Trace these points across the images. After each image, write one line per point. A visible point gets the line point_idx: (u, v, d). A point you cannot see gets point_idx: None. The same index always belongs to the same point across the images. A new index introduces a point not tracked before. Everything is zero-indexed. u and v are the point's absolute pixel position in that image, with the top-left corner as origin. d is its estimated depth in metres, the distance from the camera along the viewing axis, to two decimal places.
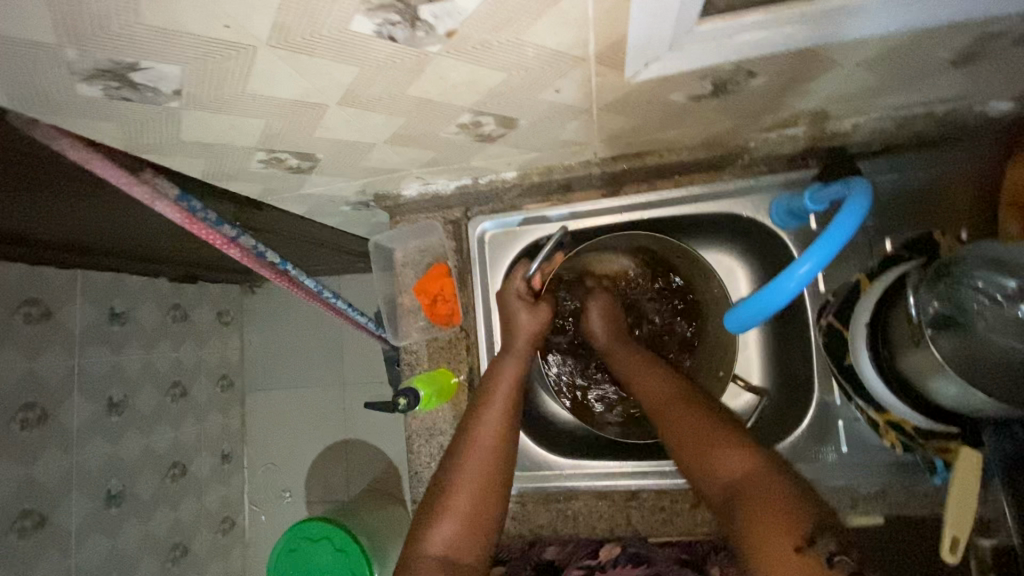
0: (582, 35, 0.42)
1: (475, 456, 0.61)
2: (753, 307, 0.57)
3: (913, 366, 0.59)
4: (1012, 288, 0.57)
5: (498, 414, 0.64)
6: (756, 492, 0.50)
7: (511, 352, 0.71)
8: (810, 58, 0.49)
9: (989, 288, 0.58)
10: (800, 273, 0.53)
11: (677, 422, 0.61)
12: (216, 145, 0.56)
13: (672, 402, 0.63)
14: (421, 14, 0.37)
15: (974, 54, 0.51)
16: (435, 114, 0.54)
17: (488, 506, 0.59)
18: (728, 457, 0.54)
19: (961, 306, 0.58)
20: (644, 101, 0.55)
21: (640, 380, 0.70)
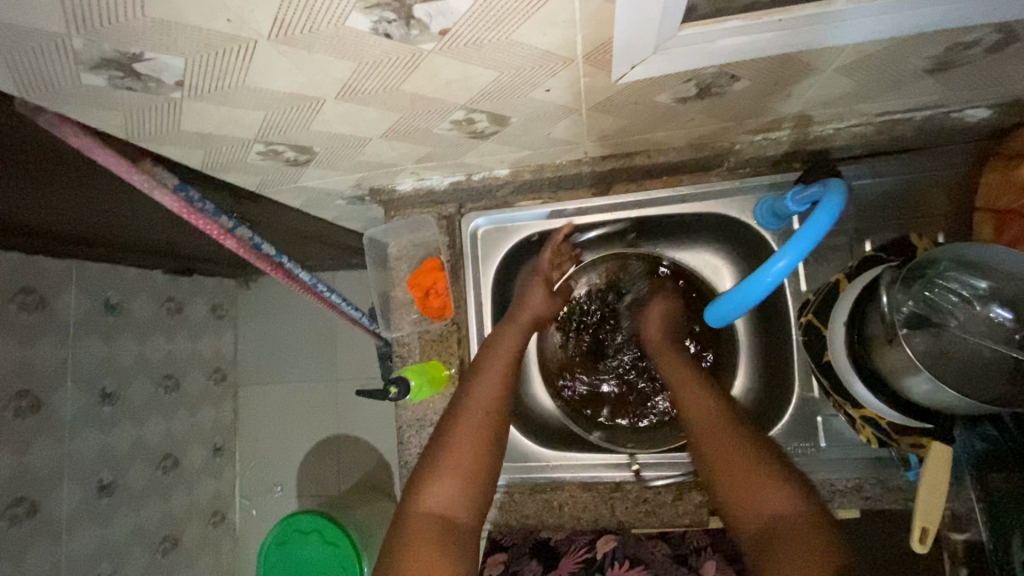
0: (569, 36, 0.44)
1: (475, 411, 0.65)
2: (732, 301, 0.59)
3: (888, 363, 0.61)
4: (983, 290, 0.61)
5: (497, 379, 0.68)
6: (797, 538, 0.51)
7: (513, 323, 0.76)
8: (789, 63, 0.51)
9: (962, 289, 0.62)
10: (780, 266, 0.56)
11: (727, 456, 0.60)
12: (215, 136, 0.57)
13: (719, 425, 0.63)
14: (415, 13, 0.39)
15: (947, 63, 0.54)
16: (428, 110, 0.55)
17: (486, 465, 0.62)
18: (775, 499, 0.55)
19: (938, 308, 0.62)
20: (632, 101, 0.57)
21: (687, 394, 0.69)
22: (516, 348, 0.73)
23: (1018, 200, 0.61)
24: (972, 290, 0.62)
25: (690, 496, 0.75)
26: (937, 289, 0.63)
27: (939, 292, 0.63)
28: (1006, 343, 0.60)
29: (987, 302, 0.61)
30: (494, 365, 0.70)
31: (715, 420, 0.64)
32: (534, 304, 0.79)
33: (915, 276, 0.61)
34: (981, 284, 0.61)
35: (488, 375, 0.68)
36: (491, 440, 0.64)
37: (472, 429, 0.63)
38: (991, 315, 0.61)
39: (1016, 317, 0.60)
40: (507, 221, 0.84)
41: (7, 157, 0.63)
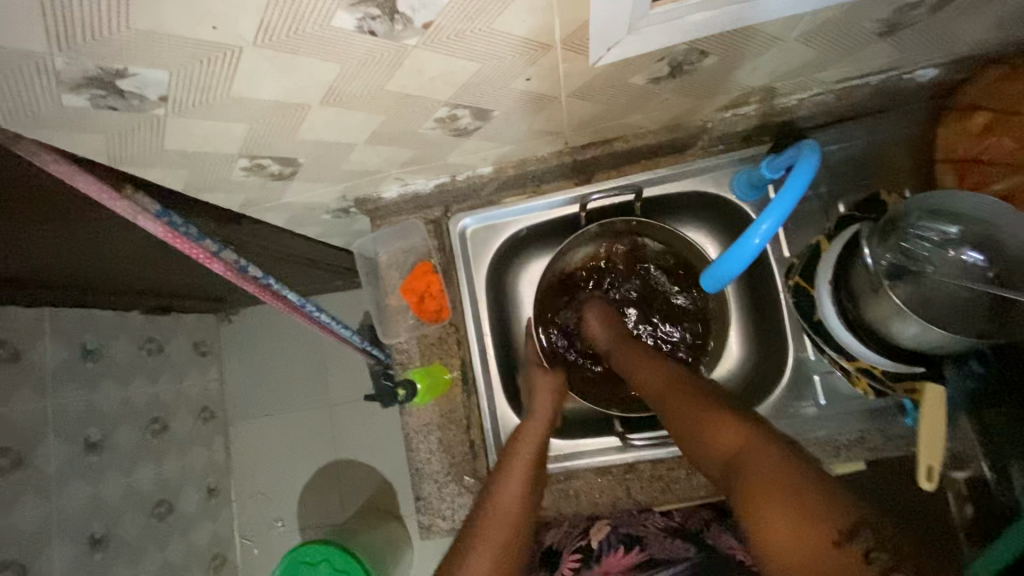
0: (547, 22, 0.45)
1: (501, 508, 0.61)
2: (719, 271, 0.62)
3: (875, 313, 0.63)
4: (955, 233, 0.65)
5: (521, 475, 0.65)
6: (757, 452, 0.52)
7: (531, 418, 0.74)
8: (753, 35, 0.54)
9: (936, 236, 0.65)
10: (763, 229, 0.57)
11: (679, 408, 0.63)
12: (199, 153, 0.57)
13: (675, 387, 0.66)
14: (399, 7, 0.40)
15: (896, 25, 0.57)
16: (412, 108, 0.56)
17: (526, 523, 0.61)
18: (724, 428, 0.57)
19: (918, 256, 0.66)
20: (608, 86, 0.59)
21: (642, 372, 0.72)
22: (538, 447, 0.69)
23: (976, 147, 0.65)
24: (944, 236, 0.65)
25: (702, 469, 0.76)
26: (912, 239, 0.66)
27: (914, 241, 0.66)
28: (981, 282, 0.63)
29: (959, 246, 0.64)
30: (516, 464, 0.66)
31: (666, 381, 0.68)
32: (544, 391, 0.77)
33: (888, 229, 0.64)
34: (952, 229, 0.65)
35: (512, 477, 0.64)
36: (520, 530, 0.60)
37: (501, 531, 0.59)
38: (964, 259, 0.64)
39: (985, 259, 0.64)
40: (494, 219, 0.84)
41: None
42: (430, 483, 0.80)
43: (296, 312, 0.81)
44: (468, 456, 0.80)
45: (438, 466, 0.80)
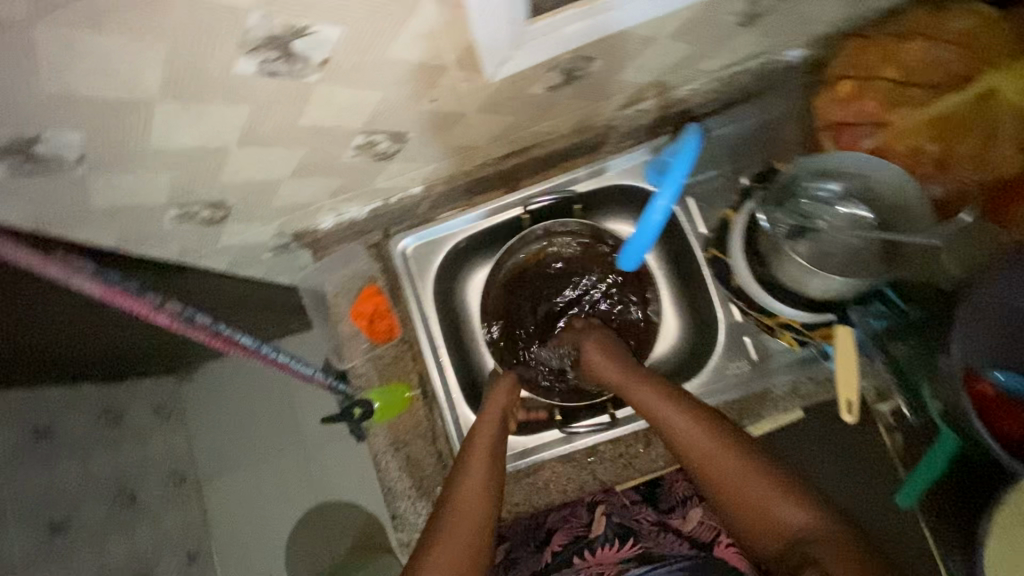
0: (438, 46, 0.50)
1: (460, 507, 0.62)
2: (634, 250, 0.68)
3: (784, 271, 0.71)
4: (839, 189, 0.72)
5: (479, 473, 0.66)
6: (832, 549, 0.54)
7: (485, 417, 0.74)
8: (630, 37, 0.60)
9: (825, 194, 0.72)
10: (661, 206, 0.63)
11: (731, 479, 0.61)
12: (127, 207, 0.59)
13: (718, 447, 0.63)
14: (295, 48, 0.44)
15: (753, 14, 0.65)
16: (329, 139, 0.60)
17: (483, 519, 0.62)
18: (789, 513, 0.58)
19: (814, 213, 0.72)
20: (510, 97, 0.64)
21: (672, 421, 0.67)
22: (492, 444, 0.70)
23: (845, 112, 0.72)
24: (831, 192, 0.72)
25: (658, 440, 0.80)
26: (806, 201, 0.72)
27: (807, 202, 0.72)
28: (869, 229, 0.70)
29: (844, 200, 0.71)
30: (473, 460, 0.67)
31: (705, 439, 0.64)
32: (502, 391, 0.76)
33: (784, 196, 0.73)
34: (837, 186, 0.71)
35: (470, 477, 0.65)
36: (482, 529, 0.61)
37: (463, 533, 0.60)
38: (852, 212, 0.71)
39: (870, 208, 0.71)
40: (432, 236, 0.87)
41: None
42: (404, 500, 0.81)
43: (249, 354, 0.78)
44: (437, 466, 0.82)
45: (410, 481, 0.82)
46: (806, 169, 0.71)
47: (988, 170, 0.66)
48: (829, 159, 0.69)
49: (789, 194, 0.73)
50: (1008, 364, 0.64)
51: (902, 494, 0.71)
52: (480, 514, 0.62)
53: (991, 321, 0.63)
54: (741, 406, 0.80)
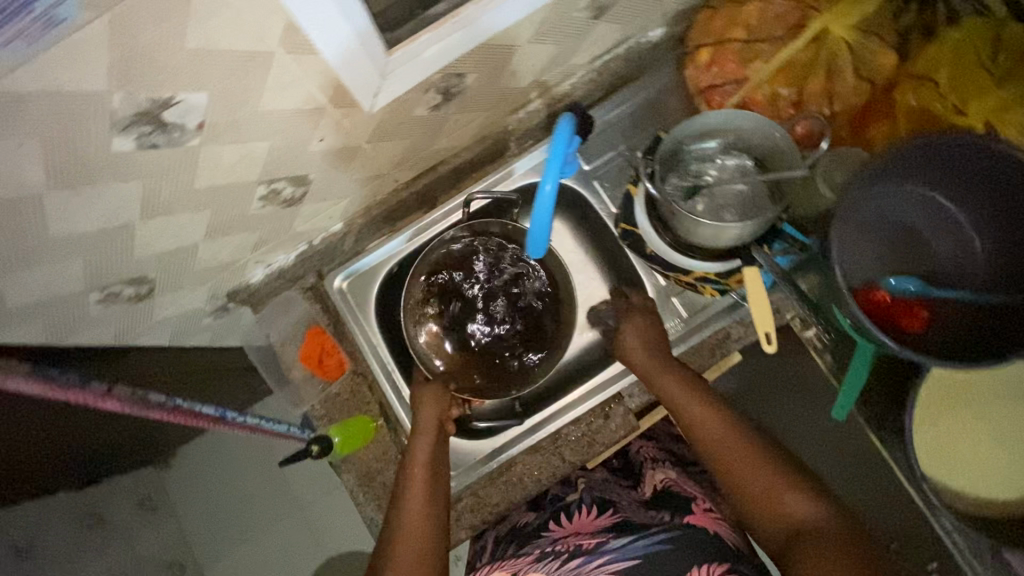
0: (307, 91, 0.54)
1: (410, 514, 0.63)
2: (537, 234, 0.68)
3: (684, 228, 0.75)
4: (719, 144, 0.78)
5: (423, 475, 0.67)
6: (834, 540, 0.55)
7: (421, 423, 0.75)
8: (491, 48, 0.65)
9: (704, 153, 0.78)
10: (548, 188, 0.64)
11: (741, 467, 0.64)
12: (46, 300, 0.61)
13: (733, 440, 0.66)
14: (166, 118, 0.47)
15: (601, 7, 0.71)
16: (232, 196, 0.63)
17: (435, 518, 0.63)
18: (795, 504, 0.60)
19: (699, 173, 0.78)
20: (397, 123, 0.68)
21: (694, 413, 0.69)
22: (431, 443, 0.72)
23: (708, 77, 0.79)
24: (710, 149, 0.78)
25: (615, 411, 0.85)
26: (693, 163, 0.78)
27: (695, 164, 0.78)
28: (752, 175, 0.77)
29: (726, 154, 0.78)
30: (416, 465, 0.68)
31: (727, 428, 0.67)
32: (429, 397, 0.78)
33: (671, 163, 0.78)
34: (714, 143, 0.78)
35: (415, 484, 0.66)
36: (436, 530, 0.62)
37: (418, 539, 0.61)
38: (735, 163, 0.77)
39: (748, 156, 0.77)
40: (363, 267, 0.89)
41: None
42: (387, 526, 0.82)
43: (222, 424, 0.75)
44: None
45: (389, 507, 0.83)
46: (683, 134, 0.76)
47: (838, 101, 0.75)
48: (703, 120, 0.75)
49: (676, 159, 0.78)
50: (890, 272, 0.73)
51: (838, 407, 0.75)
52: (430, 516, 0.63)
53: (859, 235, 0.73)
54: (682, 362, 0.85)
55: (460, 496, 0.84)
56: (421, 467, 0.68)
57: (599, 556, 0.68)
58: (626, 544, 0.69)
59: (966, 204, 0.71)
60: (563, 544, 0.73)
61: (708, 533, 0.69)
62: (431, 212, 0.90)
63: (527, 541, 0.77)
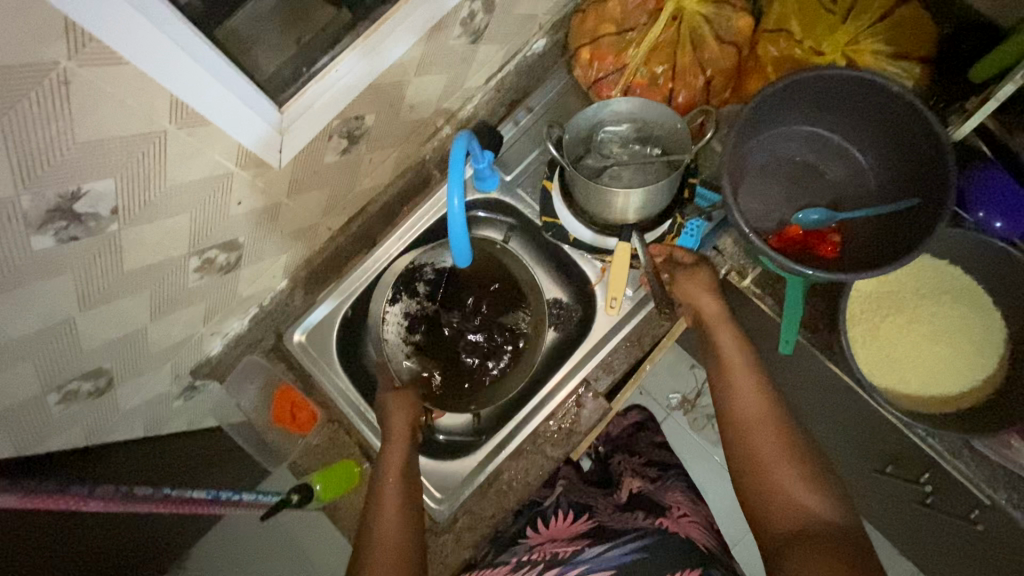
0: (211, 160, 0.58)
1: (385, 529, 0.68)
2: (456, 246, 0.72)
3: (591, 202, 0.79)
4: (626, 129, 0.81)
5: (395, 492, 0.72)
6: (831, 539, 0.58)
7: (392, 435, 0.79)
8: (380, 88, 0.71)
9: (615, 137, 0.81)
10: (456, 209, 0.68)
11: (763, 449, 0.66)
12: (4, 410, 0.63)
13: (764, 424, 0.68)
14: (79, 211, 0.51)
15: (476, 32, 0.78)
16: (167, 272, 0.66)
17: (409, 532, 0.69)
18: (807, 497, 0.62)
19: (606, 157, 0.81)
20: (311, 173, 0.73)
21: (734, 379, 0.72)
22: (403, 457, 0.76)
23: (591, 73, 0.85)
24: (622, 133, 0.81)
25: (586, 399, 0.86)
26: (604, 147, 0.81)
27: (607, 148, 0.81)
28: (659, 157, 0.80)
29: (635, 139, 0.81)
30: (388, 482, 0.72)
31: (767, 422, 0.68)
32: (398, 405, 0.82)
33: (584, 150, 0.81)
34: (624, 128, 0.81)
35: (387, 499, 0.71)
36: (409, 541, 0.68)
37: (393, 553, 0.67)
38: (644, 148, 0.81)
39: (655, 140, 0.80)
40: (318, 318, 0.91)
41: None
42: None
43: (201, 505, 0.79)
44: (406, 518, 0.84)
45: None
46: (588, 121, 0.78)
47: (711, 64, 0.81)
48: (608, 109, 0.78)
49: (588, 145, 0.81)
50: (800, 208, 0.78)
51: (782, 342, 0.77)
52: (405, 529, 0.69)
53: (761, 181, 0.79)
54: (638, 336, 0.88)
55: (455, 517, 0.84)
56: (398, 480, 0.73)
57: (576, 565, 0.69)
58: (601, 554, 0.70)
59: (846, 131, 0.77)
60: (541, 552, 0.76)
61: (680, 536, 0.73)
62: (372, 250, 0.93)
63: (505, 549, 0.82)
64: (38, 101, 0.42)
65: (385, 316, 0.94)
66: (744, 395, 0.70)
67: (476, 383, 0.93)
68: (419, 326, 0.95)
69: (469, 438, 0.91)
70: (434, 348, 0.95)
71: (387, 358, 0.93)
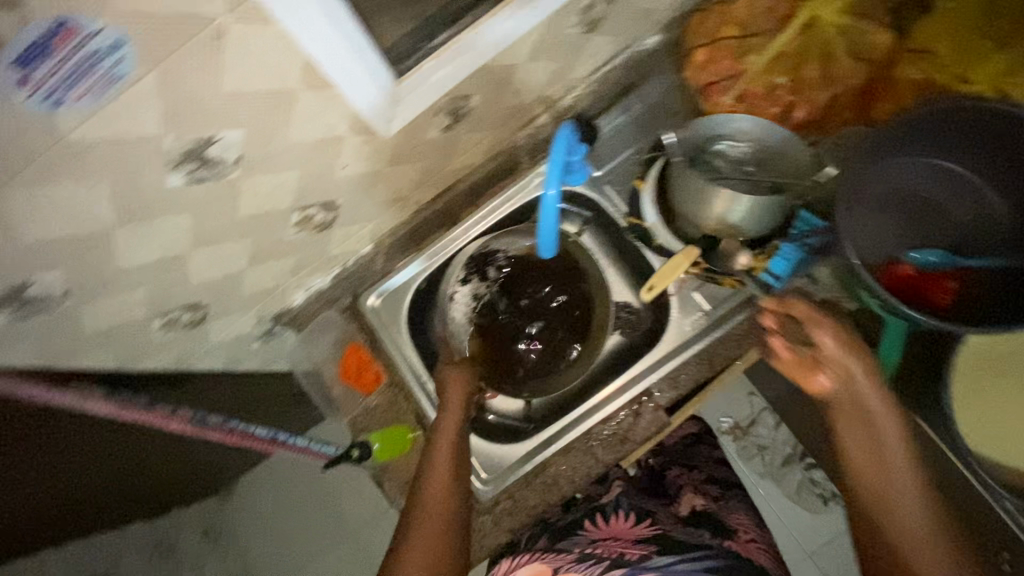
0: (328, 122, 0.61)
1: (431, 502, 0.69)
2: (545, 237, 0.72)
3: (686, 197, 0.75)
4: (744, 149, 0.77)
5: (443, 466, 0.72)
6: None
7: (446, 411, 0.80)
8: (491, 69, 0.71)
9: (728, 153, 0.78)
10: (551, 198, 0.67)
11: (905, 526, 0.59)
12: (116, 328, 0.69)
13: (907, 499, 0.60)
14: (210, 155, 0.55)
15: (593, 21, 0.76)
16: (272, 223, 0.70)
17: (452, 509, 0.69)
18: None
19: (715, 168, 0.77)
20: (412, 146, 0.75)
21: (869, 446, 0.63)
22: (455, 436, 0.77)
23: (704, 75, 0.82)
24: (738, 152, 0.78)
25: (645, 409, 0.84)
26: (715, 159, 0.78)
27: (717, 161, 0.78)
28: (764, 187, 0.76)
29: (748, 164, 0.78)
30: (438, 456, 0.73)
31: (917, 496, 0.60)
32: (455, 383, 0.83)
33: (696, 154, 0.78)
34: (742, 148, 0.77)
35: (435, 474, 0.72)
36: (453, 519, 0.69)
37: (435, 528, 0.67)
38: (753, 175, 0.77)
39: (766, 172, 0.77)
40: (395, 284, 0.94)
41: None
42: None
43: (268, 443, 0.87)
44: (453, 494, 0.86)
45: None
46: (709, 128, 0.76)
47: (838, 80, 0.76)
48: (735, 121, 0.75)
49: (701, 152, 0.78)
50: (914, 245, 0.72)
51: None
52: (450, 506, 0.69)
53: (875, 214, 0.73)
54: (709, 354, 0.85)
55: (498, 500, 0.85)
56: (450, 451, 0.74)
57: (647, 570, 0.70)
58: (669, 566, 0.71)
59: (984, 170, 0.70)
60: (605, 550, 0.76)
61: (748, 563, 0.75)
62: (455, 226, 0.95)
63: (563, 537, 0.83)
64: (195, 49, 0.45)
65: (453, 295, 0.94)
66: (890, 461, 0.62)
67: (529, 377, 0.91)
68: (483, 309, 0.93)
69: (522, 425, 0.92)
70: (492, 334, 0.92)
71: (450, 334, 0.93)
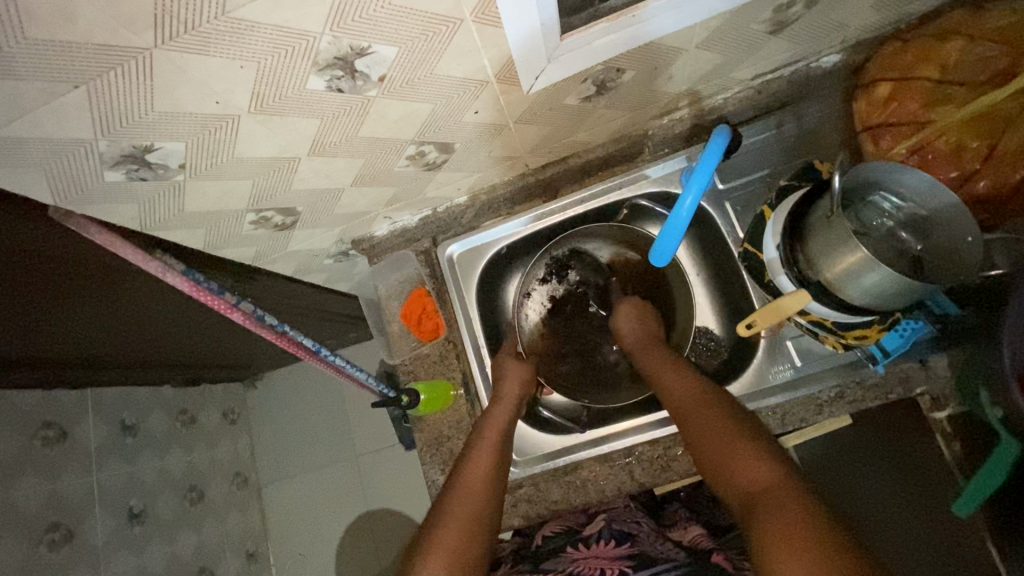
0: (478, 62, 0.56)
1: (469, 487, 0.66)
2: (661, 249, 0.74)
3: (818, 247, 0.69)
4: (908, 206, 0.70)
5: (485, 455, 0.71)
6: (773, 497, 0.52)
7: (498, 401, 0.79)
8: (658, 48, 0.64)
9: (885, 207, 0.72)
10: (685, 207, 0.68)
11: (704, 429, 0.63)
12: (212, 213, 0.68)
13: (701, 408, 0.66)
14: (357, 66, 0.51)
15: (781, 23, 0.68)
16: (386, 150, 0.67)
17: (489, 500, 0.66)
18: (750, 465, 0.56)
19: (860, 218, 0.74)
20: (547, 108, 0.70)
21: (668, 381, 0.73)
22: (501, 428, 0.75)
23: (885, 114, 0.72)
24: (897, 208, 0.71)
25: None
26: (867, 207, 0.74)
27: (870, 209, 0.74)
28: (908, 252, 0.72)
29: (901, 221, 0.72)
30: (482, 445, 0.72)
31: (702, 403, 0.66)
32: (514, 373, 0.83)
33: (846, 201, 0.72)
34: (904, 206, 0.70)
35: (476, 463, 0.69)
36: (490, 510, 0.65)
37: (468, 512, 0.63)
38: (901, 234, 0.73)
39: (918, 237, 0.71)
40: (478, 241, 0.94)
41: (38, 286, 0.72)
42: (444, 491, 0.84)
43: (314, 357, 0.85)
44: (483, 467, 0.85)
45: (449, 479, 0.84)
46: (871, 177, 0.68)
47: None
48: (902, 175, 0.66)
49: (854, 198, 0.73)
50: None
51: (959, 503, 0.68)
52: (488, 496, 0.66)
53: None
54: (781, 411, 0.79)
55: (521, 485, 0.84)
56: (494, 443, 0.73)
57: None
58: None
59: None
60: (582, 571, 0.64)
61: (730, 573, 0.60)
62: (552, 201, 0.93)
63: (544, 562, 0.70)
64: None
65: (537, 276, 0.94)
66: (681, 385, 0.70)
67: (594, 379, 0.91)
68: (563, 301, 0.94)
69: (569, 421, 0.89)
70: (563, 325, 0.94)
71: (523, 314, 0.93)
